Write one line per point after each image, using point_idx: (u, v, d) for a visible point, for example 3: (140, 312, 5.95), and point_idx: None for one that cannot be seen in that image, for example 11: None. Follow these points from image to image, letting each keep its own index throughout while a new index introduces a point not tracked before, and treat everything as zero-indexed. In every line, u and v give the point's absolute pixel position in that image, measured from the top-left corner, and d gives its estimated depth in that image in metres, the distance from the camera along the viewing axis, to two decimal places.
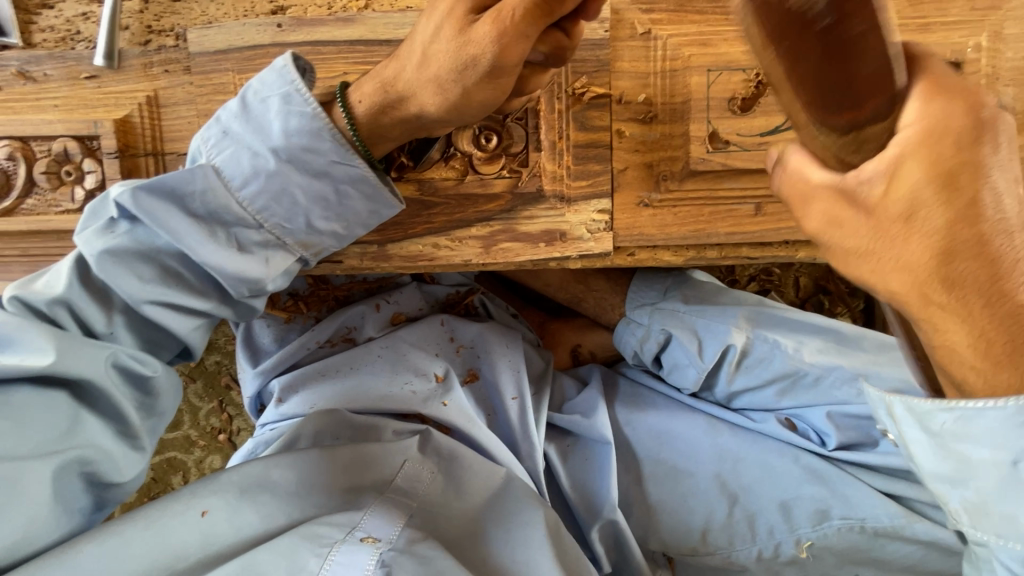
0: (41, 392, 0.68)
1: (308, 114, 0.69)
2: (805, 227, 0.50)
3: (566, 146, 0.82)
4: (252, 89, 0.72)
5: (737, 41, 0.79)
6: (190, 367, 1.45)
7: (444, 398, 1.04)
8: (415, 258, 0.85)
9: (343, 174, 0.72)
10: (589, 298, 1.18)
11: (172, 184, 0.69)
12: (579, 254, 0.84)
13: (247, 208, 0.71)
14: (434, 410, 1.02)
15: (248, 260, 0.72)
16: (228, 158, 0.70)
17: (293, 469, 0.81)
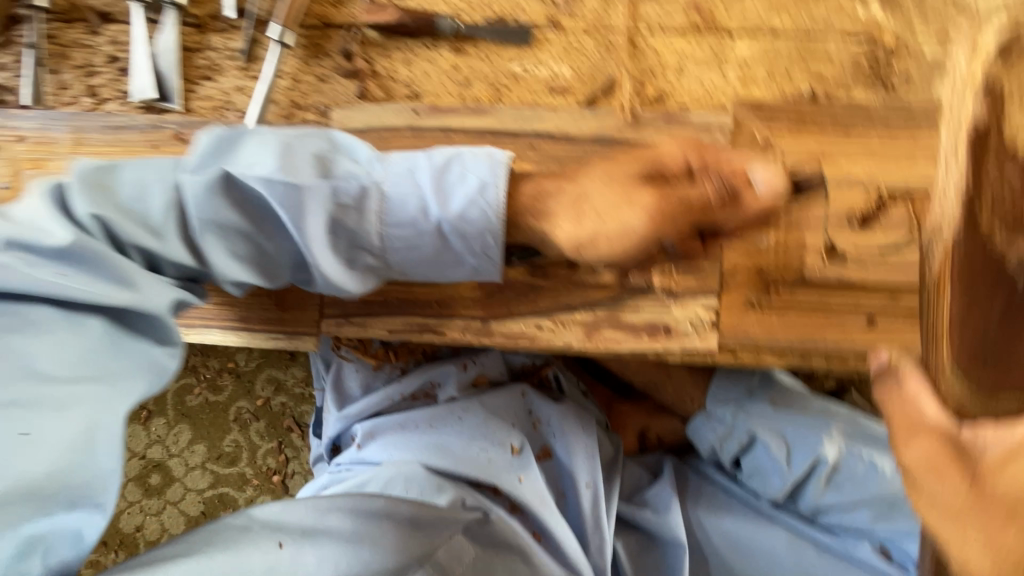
0: (70, 318, 0.65)
1: (487, 213, 0.74)
2: (899, 458, 0.54)
3: (678, 243, 0.83)
4: (445, 157, 0.75)
5: (858, 159, 0.81)
6: (255, 405, 1.49)
7: (520, 472, 1.03)
8: (517, 337, 0.86)
9: (475, 260, 0.78)
10: (669, 385, 1.16)
11: (339, 188, 0.71)
12: (682, 348, 0.84)
13: (381, 239, 0.74)
14: (510, 486, 1.00)
15: (349, 276, 0.76)
16: (399, 188, 0.74)
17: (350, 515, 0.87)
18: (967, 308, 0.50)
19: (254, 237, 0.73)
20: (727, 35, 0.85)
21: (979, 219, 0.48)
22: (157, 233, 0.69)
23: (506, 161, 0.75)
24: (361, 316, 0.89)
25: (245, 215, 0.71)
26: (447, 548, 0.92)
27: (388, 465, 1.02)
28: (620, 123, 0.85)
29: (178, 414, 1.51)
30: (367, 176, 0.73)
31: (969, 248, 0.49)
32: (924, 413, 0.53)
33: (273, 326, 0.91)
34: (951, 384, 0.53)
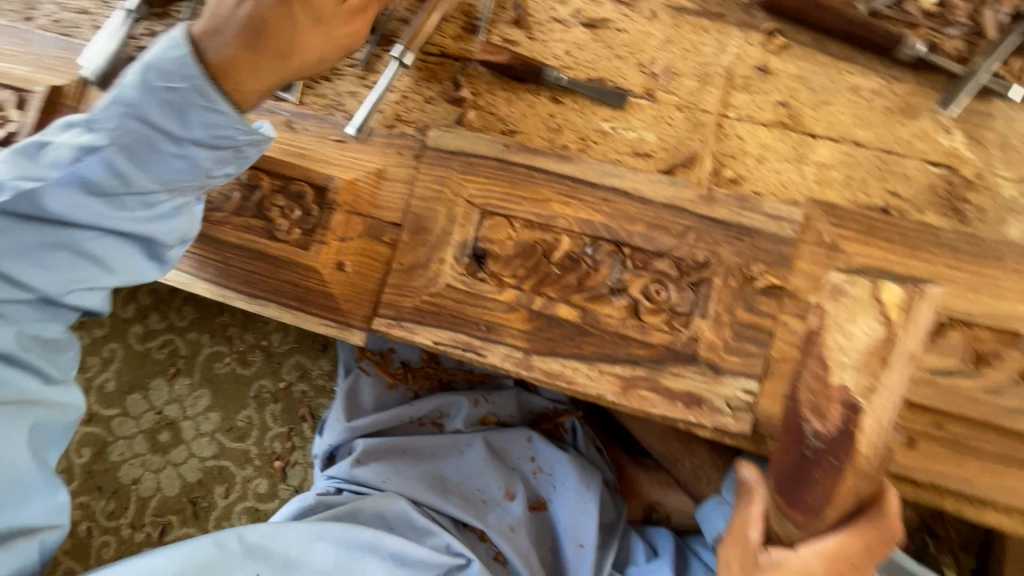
0: None
1: (186, 84, 0.76)
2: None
3: (729, 320, 0.85)
4: (188, 48, 0.77)
5: (922, 278, 0.82)
6: (277, 386, 1.52)
7: (511, 522, 1.11)
8: (554, 376, 0.88)
9: (235, 136, 0.80)
10: (686, 462, 1.16)
11: (85, 172, 0.78)
12: (713, 424, 0.84)
13: (134, 167, 0.79)
14: (497, 537, 1.08)
15: (159, 213, 0.83)
16: (195, 128, 0.78)
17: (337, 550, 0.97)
18: (786, 477, 0.70)
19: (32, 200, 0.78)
20: (811, 136, 0.89)
21: (789, 422, 0.68)
22: None
23: (187, 31, 0.79)
24: (412, 322, 0.92)
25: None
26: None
27: (381, 496, 1.07)
28: (695, 193, 0.87)
29: (202, 379, 1.56)
30: (98, 141, 0.77)
31: (790, 446, 0.68)
32: (753, 522, 0.75)
33: (328, 314, 0.95)
34: (782, 525, 0.72)
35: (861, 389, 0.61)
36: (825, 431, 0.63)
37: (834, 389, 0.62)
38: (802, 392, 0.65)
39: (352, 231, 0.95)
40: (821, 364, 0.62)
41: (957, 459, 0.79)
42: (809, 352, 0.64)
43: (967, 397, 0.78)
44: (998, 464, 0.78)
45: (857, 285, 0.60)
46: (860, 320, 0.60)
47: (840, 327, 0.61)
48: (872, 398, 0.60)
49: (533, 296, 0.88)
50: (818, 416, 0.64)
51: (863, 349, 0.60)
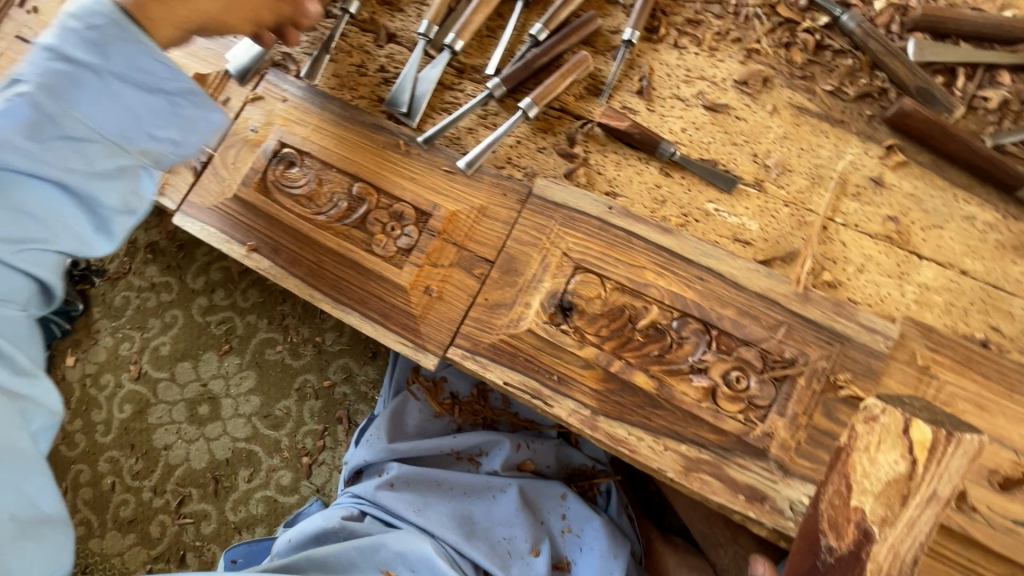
0: None
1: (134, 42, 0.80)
2: None
3: (806, 423, 0.84)
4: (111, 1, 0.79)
5: (1015, 421, 0.80)
6: (321, 384, 1.55)
7: None
8: (618, 442, 0.88)
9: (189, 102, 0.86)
10: (728, 546, 1.14)
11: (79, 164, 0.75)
12: (774, 526, 0.82)
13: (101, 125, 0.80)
14: None
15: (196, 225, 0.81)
16: (137, 73, 0.80)
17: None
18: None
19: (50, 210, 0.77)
20: (917, 256, 0.89)
21: (805, 530, 0.72)
22: None
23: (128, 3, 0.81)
24: (485, 358, 0.94)
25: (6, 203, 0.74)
26: None
27: (411, 529, 1.06)
28: (791, 290, 0.88)
29: (252, 361, 1.60)
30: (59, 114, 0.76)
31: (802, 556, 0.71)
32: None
33: (404, 334, 0.97)
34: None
35: (876, 517, 0.65)
36: (837, 549, 0.68)
37: (852, 510, 0.67)
38: (825, 507, 0.70)
39: (445, 259, 0.99)
40: (844, 484, 0.67)
41: None
42: (835, 467, 0.69)
43: None
44: None
45: (893, 415, 0.65)
46: (887, 449, 0.64)
47: (871, 450, 0.66)
48: (885, 530, 0.64)
49: (612, 358, 0.89)
50: (835, 534, 0.68)
51: (885, 480, 0.65)
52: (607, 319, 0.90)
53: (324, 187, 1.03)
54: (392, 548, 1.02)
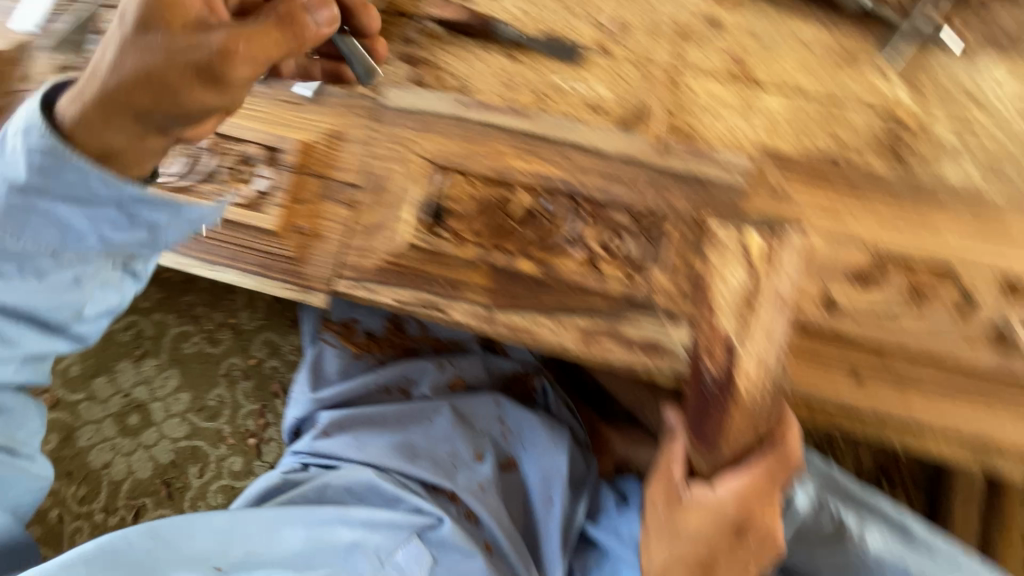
0: None
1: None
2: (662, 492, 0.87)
3: (685, 268, 0.87)
4: None
5: (865, 220, 0.85)
6: (248, 364, 1.51)
7: (480, 482, 1.12)
8: (518, 330, 0.89)
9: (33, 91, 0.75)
10: (654, 407, 1.19)
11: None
12: (675, 370, 0.86)
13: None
14: (467, 494, 1.10)
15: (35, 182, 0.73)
16: None
17: (303, 529, 1.02)
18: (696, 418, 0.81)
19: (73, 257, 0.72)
20: (759, 89, 0.91)
21: (694, 369, 0.80)
22: None
23: None
24: (374, 283, 0.92)
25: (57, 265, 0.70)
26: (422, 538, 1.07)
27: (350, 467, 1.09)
28: (649, 146, 0.89)
29: (171, 359, 1.53)
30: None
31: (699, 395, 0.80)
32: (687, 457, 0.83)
33: (289, 279, 0.95)
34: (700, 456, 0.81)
35: (734, 333, 0.78)
36: (716, 373, 0.78)
37: (720, 335, 0.78)
38: (701, 338, 0.79)
39: (310, 194, 0.95)
40: (710, 310, 0.80)
41: (902, 396, 0.81)
42: (703, 300, 0.82)
43: (907, 331, 0.82)
44: (937, 395, 0.83)
45: (727, 254, 0.81)
46: (730, 276, 0.80)
47: (720, 274, 0.81)
48: (748, 339, 0.78)
49: (493, 251, 0.89)
50: (712, 357, 0.79)
51: (735, 293, 0.79)
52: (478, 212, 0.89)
53: (164, 146, 0.97)
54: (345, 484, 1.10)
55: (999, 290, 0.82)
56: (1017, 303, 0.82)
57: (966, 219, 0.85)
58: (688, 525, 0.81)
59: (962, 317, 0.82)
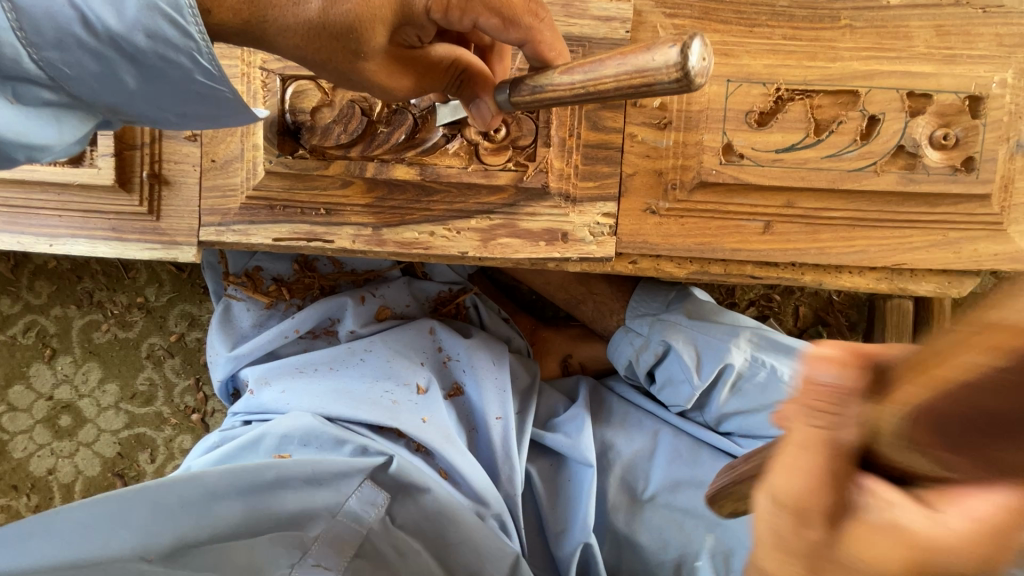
0: (132, 57, 0.57)
1: None
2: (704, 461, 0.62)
3: (576, 144, 0.79)
4: None
5: (759, 55, 0.78)
6: (169, 341, 1.41)
7: (423, 413, 1.02)
8: (410, 245, 0.82)
9: None
10: (589, 301, 1.15)
11: None
12: (580, 256, 0.81)
13: None
14: (412, 427, 0.99)
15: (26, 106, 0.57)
16: None
17: (241, 501, 0.80)
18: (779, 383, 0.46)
19: (169, 72, 0.59)
20: None
21: None
22: None
23: None
24: (242, 224, 0.82)
25: (125, 51, 0.56)
26: (356, 495, 0.87)
27: (280, 420, 0.97)
28: None
29: (86, 352, 1.43)
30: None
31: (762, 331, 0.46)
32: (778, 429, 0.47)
33: (148, 237, 0.83)
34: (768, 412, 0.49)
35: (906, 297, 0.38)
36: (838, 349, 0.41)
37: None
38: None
39: (144, 137, 0.82)
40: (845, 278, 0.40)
41: (810, 234, 0.80)
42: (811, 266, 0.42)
43: (811, 168, 0.77)
44: (847, 229, 0.80)
45: None
46: None
47: None
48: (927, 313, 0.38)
49: (364, 163, 0.79)
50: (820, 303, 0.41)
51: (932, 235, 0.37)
52: (339, 120, 0.79)
53: None
54: (277, 434, 0.96)
55: (905, 104, 0.76)
56: (922, 117, 0.76)
57: (865, 34, 0.78)
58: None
59: (867, 142, 0.77)
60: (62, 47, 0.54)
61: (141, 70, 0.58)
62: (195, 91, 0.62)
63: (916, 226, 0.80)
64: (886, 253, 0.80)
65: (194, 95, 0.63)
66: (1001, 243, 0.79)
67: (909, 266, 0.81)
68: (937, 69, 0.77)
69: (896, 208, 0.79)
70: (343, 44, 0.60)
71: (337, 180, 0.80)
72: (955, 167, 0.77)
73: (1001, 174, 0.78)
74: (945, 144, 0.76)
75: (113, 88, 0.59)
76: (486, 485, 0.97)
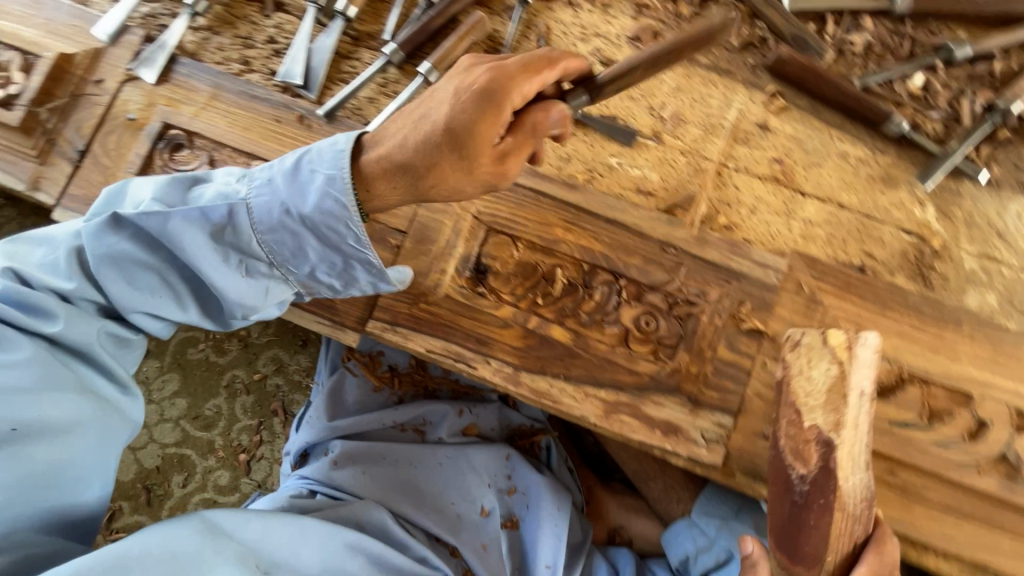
0: (313, 231, 0.81)
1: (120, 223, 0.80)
2: None
3: (711, 357, 0.90)
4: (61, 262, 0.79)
5: (889, 335, 0.89)
6: (251, 378, 1.49)
7: (482, 540, 1.09)
8: (541, 395, 0.90)
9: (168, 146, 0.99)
10: (657, 479, 1.20)
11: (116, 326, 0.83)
12: (689, 455, 0.88)
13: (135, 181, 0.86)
14: (469, 552, 1.07)
15: (252, 288, 0.83)
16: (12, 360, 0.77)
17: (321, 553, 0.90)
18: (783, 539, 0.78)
19: (340, 246, 0.82)
20: (800, 194, 0.96)
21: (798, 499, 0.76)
22: (221, 223, 0.80)
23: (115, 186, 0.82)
24: (406, 329, 0.93)
25: (314, 231, 0.81)
26: None
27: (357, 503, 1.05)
28: (688, 233, 0.93)
29: (174, 363, 1.51)
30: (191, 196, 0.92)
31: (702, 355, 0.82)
32: None
33: (321, 313, 0.96)
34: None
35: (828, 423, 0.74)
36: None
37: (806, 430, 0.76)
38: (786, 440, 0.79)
39: None
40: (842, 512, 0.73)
41: (908, 506, 0.85)
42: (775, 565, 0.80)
43: (919, 448, 0.85)
44: (943, 514, 0.85)
45: None
46: None
47: None
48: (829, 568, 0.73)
49: (528, 315, 0.91)
50: (801, 461, 0.77)
51: None
52: (519, 273, 0.92)
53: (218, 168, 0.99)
54: (348, 519, 1.02)
55: (1012, 419, 0.85)
56: None
57: (984, 345, 0.88)
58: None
59: (973, 441, 0.85)
60: (269, 229, 0.80)
61: (325, 248, 0.82)
62: (360, 257, 0.83)
63: (1010, 534, 0.84)
64: (978, 550, 0.84)
65: (357, 262, 0.84)
66: None
67: (998, 570, 0.83)
68: None
69: (992, 510, 0.84)
70: (421, 166, 0.80)
71: (501, 319, 0.91)
72: None
73: None
74: None
75: (302, 258, 0.83)
76: None
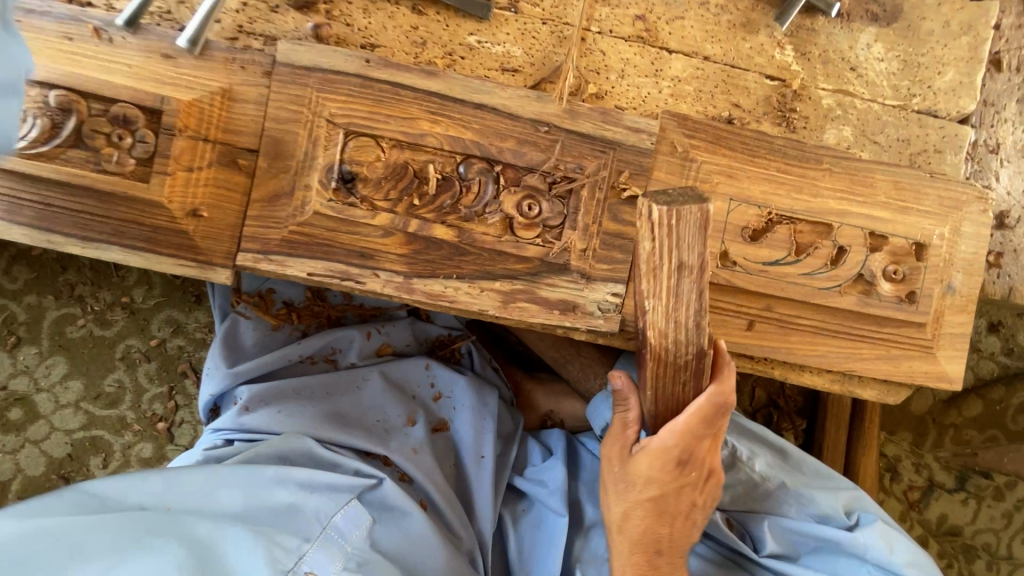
0: None
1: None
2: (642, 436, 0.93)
3: (597, 231, 0.90)
4: None
5: (758, 182, 0.92)
6: (148, 345, 1.39)
7: (413, 445, 1.09)
8: (437, 297, 0.89)
9: None
10: (576, 361, 1.25)
11: None
12: (588, 327, 0.91)
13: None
14: (400, 459, 1.06)
15: None
16: None
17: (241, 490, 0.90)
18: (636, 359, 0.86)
19: None
20: (666, 51, 0.94)
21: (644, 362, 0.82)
22: None
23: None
24: (281, 255, 0.87)
25: None
26: (342, 513, 0.95)
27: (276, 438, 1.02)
28: (559, 108, 0.88)
29: (54, 345, 1.37)
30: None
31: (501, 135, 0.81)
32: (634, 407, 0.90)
33: (183, 254, 0.87)
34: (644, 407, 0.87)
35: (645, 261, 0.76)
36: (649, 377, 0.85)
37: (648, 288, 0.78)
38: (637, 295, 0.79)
39: (200, 160, 0.86)
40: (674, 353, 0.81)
41: (783, 334, 0.93)
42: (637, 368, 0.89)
43: (790, 282, 0.91)
44: (813, 336, 0.94)
45: None
46: None
47: None
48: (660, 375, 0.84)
49: (408, 220, 0.87)
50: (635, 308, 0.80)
51: None
52: (389, 177, 0.86)
53: None
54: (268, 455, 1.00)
55: (866, 241, 0.92)
56: (878, 253, 0.93)
57: (842, 177, 0.93)
58: (638, 475, 0.91)
59: (835, 267, 0.92)
60: None
61: None
62: None
63: (868, 341, 0.95)
64: (843, 361, 0.95)
65: None
66: (930, 363, 0.96)
67: (859, 373, 0.95)
68: (893, 216, 0.94)
69: (852, 324, 0.94)
70: None
71: (380, 228, 0.86)
72: (900, 298, 0.93)
73: (935, 308, 0.95)
74: (895, 278, 0.93)
75: None
76: (460, 519, 1.06)
